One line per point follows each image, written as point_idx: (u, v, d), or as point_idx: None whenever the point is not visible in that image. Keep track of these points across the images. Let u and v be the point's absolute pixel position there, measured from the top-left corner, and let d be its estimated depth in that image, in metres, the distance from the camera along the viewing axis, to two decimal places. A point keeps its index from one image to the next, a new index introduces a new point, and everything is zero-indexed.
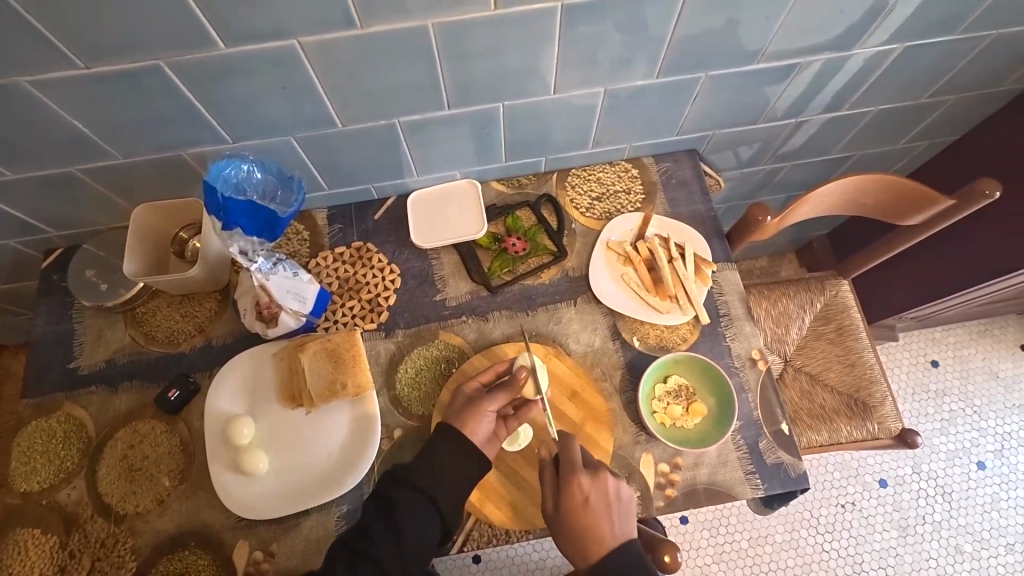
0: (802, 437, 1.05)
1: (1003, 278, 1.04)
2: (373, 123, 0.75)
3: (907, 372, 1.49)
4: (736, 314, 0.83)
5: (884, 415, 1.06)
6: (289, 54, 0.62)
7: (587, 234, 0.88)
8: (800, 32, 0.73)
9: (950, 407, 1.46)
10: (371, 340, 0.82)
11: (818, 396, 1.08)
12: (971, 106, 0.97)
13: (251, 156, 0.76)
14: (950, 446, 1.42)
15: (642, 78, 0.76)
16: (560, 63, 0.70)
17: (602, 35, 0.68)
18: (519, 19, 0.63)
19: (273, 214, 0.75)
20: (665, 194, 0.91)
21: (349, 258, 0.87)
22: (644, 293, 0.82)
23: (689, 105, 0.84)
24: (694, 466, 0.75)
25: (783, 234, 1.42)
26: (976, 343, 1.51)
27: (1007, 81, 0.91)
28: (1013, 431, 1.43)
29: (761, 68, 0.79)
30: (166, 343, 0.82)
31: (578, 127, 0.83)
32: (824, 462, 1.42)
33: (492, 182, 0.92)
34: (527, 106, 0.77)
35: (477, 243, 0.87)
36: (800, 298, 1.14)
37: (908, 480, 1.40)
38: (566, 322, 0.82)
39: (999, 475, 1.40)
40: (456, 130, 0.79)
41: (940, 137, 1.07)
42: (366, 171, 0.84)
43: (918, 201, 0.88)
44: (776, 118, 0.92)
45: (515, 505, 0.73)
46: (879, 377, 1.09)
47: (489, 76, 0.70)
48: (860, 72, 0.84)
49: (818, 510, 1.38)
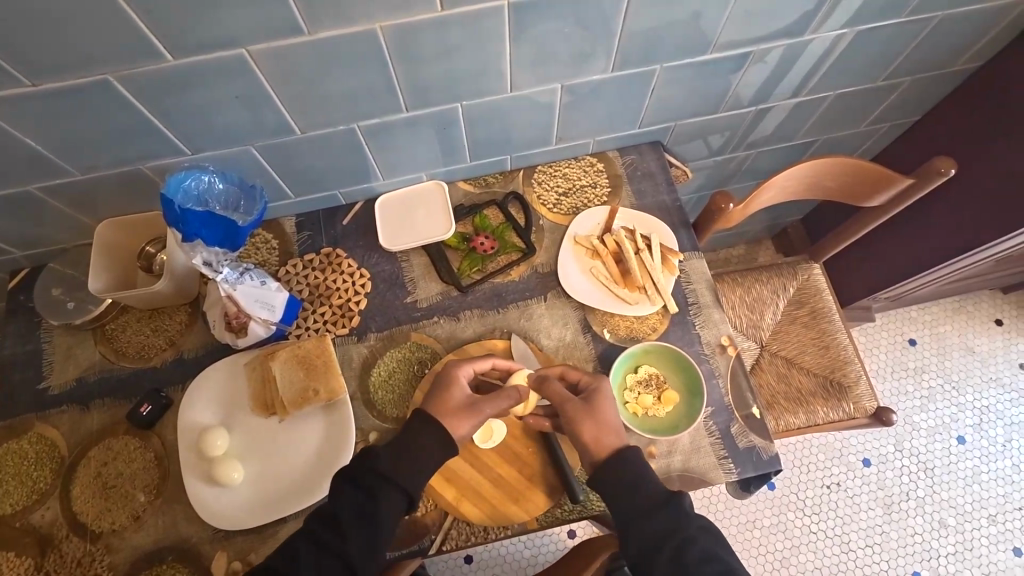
0: (780, 421, 1.06)
1: (967, 255, 1.06)
2: (333, 129, 0.75)
3: (885, 351, 1.52)
4: (704, 302, 0.84)
5: (859, 395, 1.07)
6: (241, 63, 0.62)
7: (554, 229, 0.88)
8: (750, 22, 0.74)
9: (929, 384, 1.48)
10: (343, 346, 0.83)
11: (794, 379, 1.09)
12: (929, 87, 0.99)
13: (211, 167, 0.76)
14: (930, 422, 1.45)
15: (598, 73, 0.77)
16: (514, 61, 0.71)
17: (554, 33, 0.68)
18: (469, 18, 0.63)
19: (232, 223, 0.73)
20: (631, 186, 0.92)
21: (319, 264, 0.87)
22: (613, 286, 0.83)
23: (647, 97, 0.84)
24: (668, 454, 0.75)
25: (757, 221, 1.44)
26: (952, 320, 1.54)
27: (960, 62, 0.93)
28: (991, 404, 1.46)
29: (715, 58, 0.80)
30: (137, 357, 0.81)
31: (539, 123, 0.84)
32: (808, 445, 1.44)
33: (459, 183, 0.93)
34: (486, 105, 0.78)
35: (446, 244, 0.87)
36: (773, 284, 1.15)
37: (891, 458, 1.42)
38: (536, 318, 0.83)
39: (979, 449, 1.42)
40: (417, 131, 0.79)
41: (900, 120, 1.08)
42: (332, 177, 0.85)
43: (879, 182, 0.89)
44: (736, 107, 0.93)
45: (492, 502, 0.73)
46: (854, 358, 1.10)
47: (445, 76, 0.70)
48: (814, 58, 0.85)
49: (803, 492, 1.40)
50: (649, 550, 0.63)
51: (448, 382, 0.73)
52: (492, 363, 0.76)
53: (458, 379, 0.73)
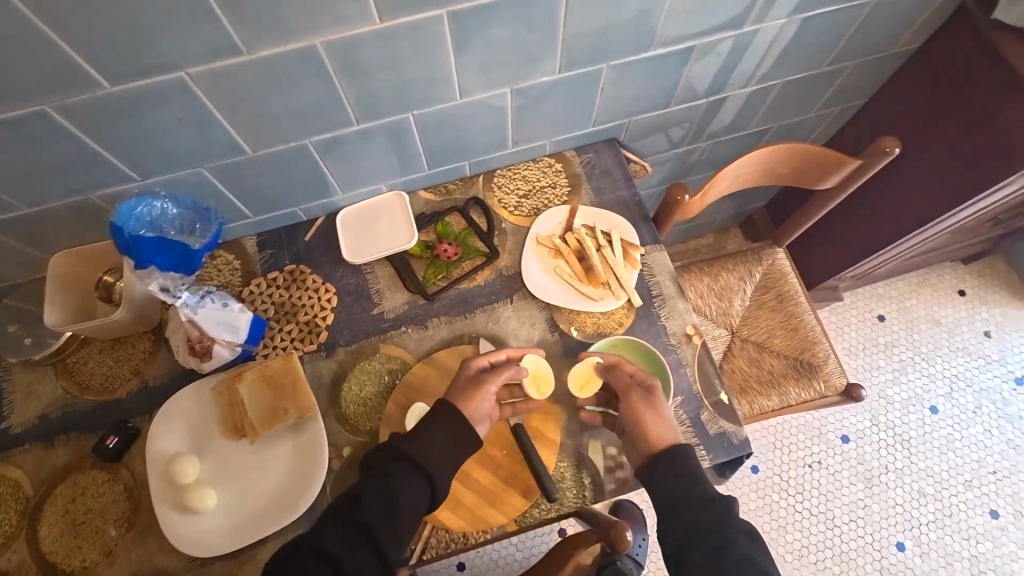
0: (754, 405, 1.08)
1: (920, 230, 1.09)
2: (285, 145, 0.75)
3: (856, 328, 1.55)
4: (668, 293, 0.85)
5: (829, 373, 1.10)
6: (181, 86, 0.61)
7: (517, 232, 0.89)
8: (688, 17, 0.76)
9: (900, 358, 1.52)
10: (312, 363, 0.82)
11: (766, 362, 1.11)
12: (871, 71, 1.02)
13: (163, 192, 0.75)
14: (903, 394, 1.48)
15: (545, 75, 0.78)
16: (459, 68, 0.72)
17: (496, 39, 0.69)
18: (409, 29, 0.63)
19: (186, 247, 0.74)
20: (590, 184, 0.93)
21: (283, 282, 0.87)
22: (577, 283, 0.84)
23: (598, 95, 0.86)
24: None
25: (722, 211, 1.46)
26: (918, 294, 1.58)
27: (898, 44, 0.96)
28: (960, 373, 1.50)
29: (660, 54, 0.81)
30: (101, 389, 0.80)
31: (493, 128, 0.85)
32: (789, 425, 1.46)
33: (420, 192, 0.93)
34: (437, 113, 0.78)
35: (409, 253, 0.88)
36: (739, 271, 1.18)
37: (868, 432, 1.45)
38: (504, 320, 0.84)
39: (951, 417, 1.46)
40: (371, 142, 0.79)
41: (848, 104, 1.12)
42: (289, 194, 0.84)
43: (829, 164, 0.92)
44: (687, 100, 0.95)
45: (470, 507, 0.74)
46: (821, 338, 1.12)
47: (391, 86, 0.71)
48: (757, 49, 0.87)
49: (786, 473, 1.43)
50: (686, 541, 0.64)
51: (462, 376, 0.74)
52: (507, 354, 0.77)
53: (472, 372, 0.74)
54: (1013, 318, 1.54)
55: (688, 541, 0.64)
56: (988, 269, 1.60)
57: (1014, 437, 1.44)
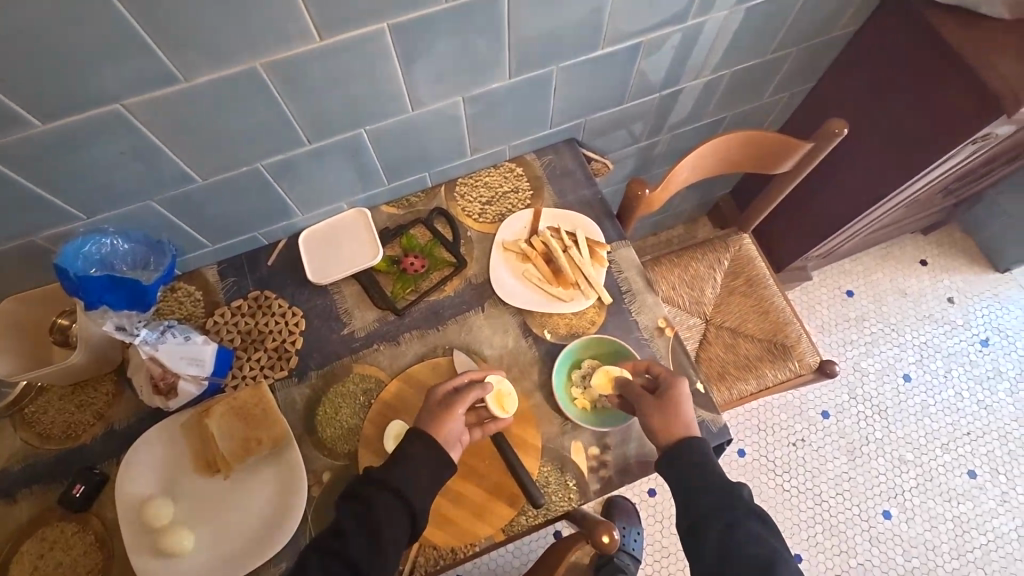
0: (734, 390, 1.09)
1: (876, 207, 1.12)
2: (237, 170, 0.73)
3: (827, 306, 1.59)
4: (637, 288, 0.86)
5: (802, 352, 1.12)
6: (119, 119, 0.60)
7: (483, 239, 0.89)
8: (631, 15, 0.76)
9: (871, 330, 1.56)
10: (284, 390, 0.80)
11: (741, 347, 1.13)
12: (815, 55, 1.04)
13: (112, 228, 0.73)
14: (877, 366, 1.52)
15: (496, 81, 0.78)
16: (408, 81, 0.71)
17: (441, 49, 0.69)
18: (350, 44, 0.62)
19: (137, 284, 0.70)
20: (552, 186, 0.93)
21: (248, 309, 0.85)
22: (546, 286, 0.84)
23: (551, 97, 0.86)
24: (623, 443, 0.77)
25: (688, 201, 1.48)
26: (882, 267, 1.62)
27: (838, 28, 0.99)
28: (928, 340, 1.54)
29: (607, 53, 0.82)
30: (64, 438, 0.77)
31: (450, 136, 0.84)
32: (771, 406, 1.49)
33: (382, 207, 0.92)
34: (391, 126, 0.77)
35: (375, 269, 0.87)
36: (708, 259, 1.19)
37: (847, 406, 1.49)
38: (476, 329, 0.83)
39: (924, 383, 1.50)
40: (326, 161, 0.78)
41: (797, 88, 1.14)
42: (247, 219, 0.82)
43: (783, 148, 0.94)
44: (640, 96, 0.96)
45: (456, 522, 0.73)
46: (792, 318, 1.14)
47: (340, 104, 0.70)
48: (703, 41, 0.89)
49: (772, 453, 1.45)
50: (700, 524, 0.67)
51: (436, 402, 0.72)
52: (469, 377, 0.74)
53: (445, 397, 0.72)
54: (974, 282, 1.60)
55: (701, 527, 0.67)
56: (946, 238, 1.65)
57: (984, 398, 1.49)
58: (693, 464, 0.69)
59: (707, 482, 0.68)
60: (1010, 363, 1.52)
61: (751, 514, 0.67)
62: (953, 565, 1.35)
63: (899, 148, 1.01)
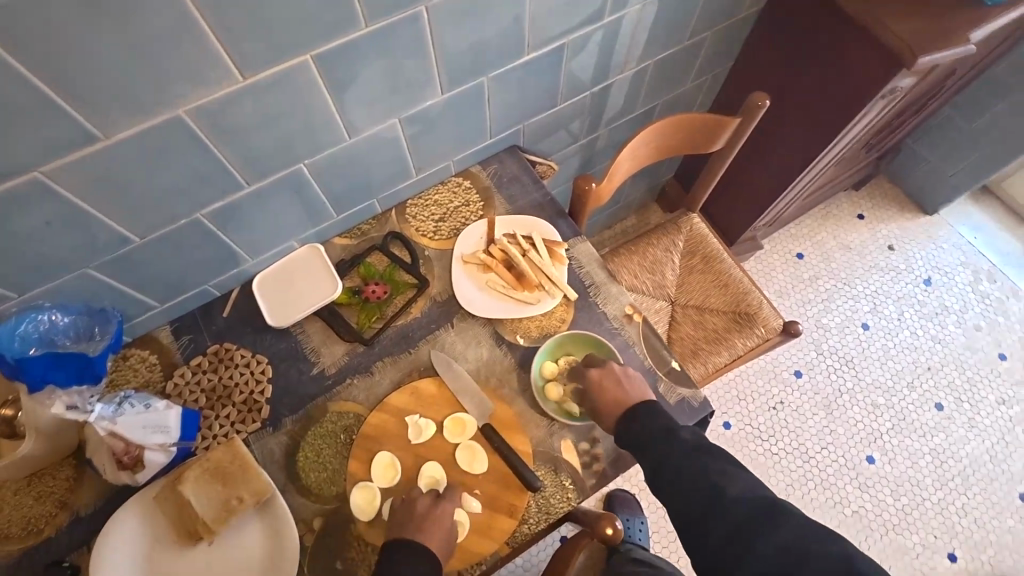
0: (708, 364, 1.12)
1: (809, 169, 1.17)
2: (175, 226, 0.71)
3: (783, 270, 1.65)
4: (599, 280, 0.87)
5: (766, 317, 1.15)
6: (40, 187, 0.57)
7: (441, 256, 0.89)
8: (549, 20, 0.78)
9: (825, 286, 1.63)
10: (259, 441, 0.77)
11: (709, 322, 1.16)
12: (728, 36, 1.10)
13: (48, 303, 0.69)
14: (837, 319, 1.59)
15: (429, 99, 0.78)
16: (341, 109, 0.71)
17: (369, 74, 0.69)
18: (274, 81, 0.62)
19: (82, 359, 0.69)
20: (502, 194, 0.94)
21: (209, 365, 0.81)
22: (511, 292, 0.84)
23: (485, 108, 0.87)
24: (610, 434, 0.77)
25: (636, 190, 1.52)
26: (825, 226, 1.70)
27: (743, 9, 1.04)
28: (878, 288, 1.63)
29: (532, 59, 0.83)
30: (25, 535, 0.71)
31: (392, 160, 0.84)
32: (746, 375, 1.53)
33: (335, 239, 0.90)
34: (331, 157, 0.77)
35: (337, 303, 0.85)
36: (663, 244, 1.22)
37: (817, 362, 1.54)
38: (449, 345, 0.82)
39: (881, 328, 1.58)
40: (271, 200, 0.77)
41: (718, 69, 1.19)
42: (191, 273, 0.79)
43: (714, 128, 0.98)
44: (572, 96, 0.99)
45: (479, 540, 0.70)
46: (751, 287, 1.18)
47: (275, 141, 0.69)
48: (621, 37, 0.92)
49: (756, 419, 1.49)
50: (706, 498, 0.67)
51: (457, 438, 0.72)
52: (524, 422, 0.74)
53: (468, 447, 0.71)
54: (908, 228, 1.70)
55: None
56: (877, 191, 1.75)
57: (937, 332, 1.57)
58: (647, 433, 0.71)
59: (684, 445, 0.69)
60: (953, 297, 1.62)
61: (732, 463, 0.68)
62: (939, 496, 1.41)
63: (819, 114, 1.07)
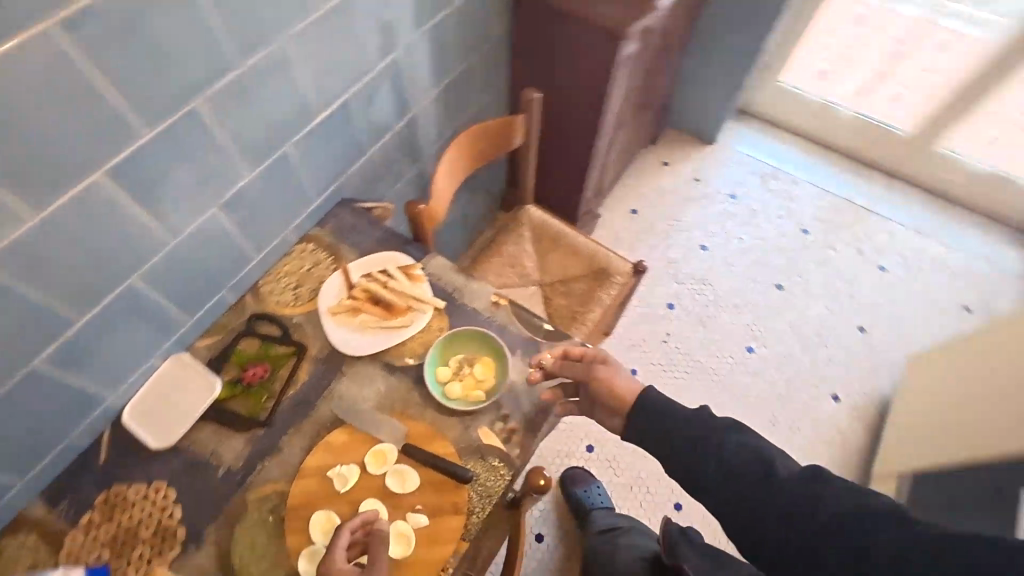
0: (588, 323, 1.25)
1: (600, 138, 1.39)
2: (7, 386, 0.67)
3: (626, 227, 1.88)
4: (460, 283, 0.96)
5: (617, 266, 1.32)
6: None
7: (310, 317, 0.92)
8: (326, 81, 0.87)
9: (662, 228, 1.88)
10: (184, 564, 0.73)
11: (575, 288, 1.30)
12: (492, 54, 1.28)
13: None
14: (681, 250, 1.85)
15: (240, 179, 0.83)
16: (152, 214, 0.73)
17: (169, 173, 0.72)
18: (68, 206, 0.63)
19: None
20: (347, 243, 1.00)
21: (101, 516, 0.76)
22: (386, 322, 0.90)
23: (299, 172, 0.93)
24: (517, 405, 0.85)
25: (478, 205, 1.66)
26: (643, 180, 1.98)
27: (494, 30, 1.23)
28: (700, 214, 1.92)
29: (325, 118, 0.91)
30: None
31: (226, 246, 0.87)
32: (632, 324, 1.71)
33: (198, 342, 0.90)
34: (159, 263, 0.77)
35: (221, 399, 0.84)
36: (513, 239, 1.36)
37: (680, 290, 1.77)
38: (346, 392, 0.85)
39: (715, 244, 1.86)
40: (110, 326, 0.75)
41: (498, 82, 1.38)
42: (45, 430, 0.74)
43: (507, 127, 1.13)
44: (379, 139, 1.08)
45: (438, 547, 0.73)
46: (597, 247, 1.35)
47: (91, 265, 0.69)
48: (400, 79, 1.03)
49: (654, 357, 1.66)
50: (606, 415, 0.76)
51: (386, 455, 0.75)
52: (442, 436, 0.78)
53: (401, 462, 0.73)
54: (702, 160, 2.03)
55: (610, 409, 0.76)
56: (669, 140, 2.07)
57: (755, 231, 1.89)
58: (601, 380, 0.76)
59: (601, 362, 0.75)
60: (755, 200, 1.96)
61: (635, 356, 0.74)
62: (808, 356, 1.67)
63: (585, 93, 1.28)
